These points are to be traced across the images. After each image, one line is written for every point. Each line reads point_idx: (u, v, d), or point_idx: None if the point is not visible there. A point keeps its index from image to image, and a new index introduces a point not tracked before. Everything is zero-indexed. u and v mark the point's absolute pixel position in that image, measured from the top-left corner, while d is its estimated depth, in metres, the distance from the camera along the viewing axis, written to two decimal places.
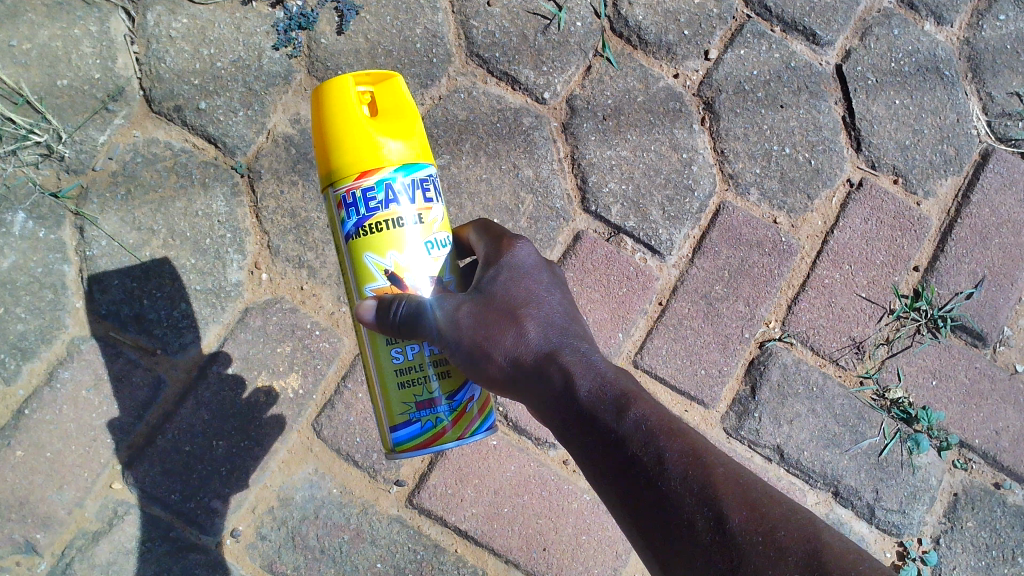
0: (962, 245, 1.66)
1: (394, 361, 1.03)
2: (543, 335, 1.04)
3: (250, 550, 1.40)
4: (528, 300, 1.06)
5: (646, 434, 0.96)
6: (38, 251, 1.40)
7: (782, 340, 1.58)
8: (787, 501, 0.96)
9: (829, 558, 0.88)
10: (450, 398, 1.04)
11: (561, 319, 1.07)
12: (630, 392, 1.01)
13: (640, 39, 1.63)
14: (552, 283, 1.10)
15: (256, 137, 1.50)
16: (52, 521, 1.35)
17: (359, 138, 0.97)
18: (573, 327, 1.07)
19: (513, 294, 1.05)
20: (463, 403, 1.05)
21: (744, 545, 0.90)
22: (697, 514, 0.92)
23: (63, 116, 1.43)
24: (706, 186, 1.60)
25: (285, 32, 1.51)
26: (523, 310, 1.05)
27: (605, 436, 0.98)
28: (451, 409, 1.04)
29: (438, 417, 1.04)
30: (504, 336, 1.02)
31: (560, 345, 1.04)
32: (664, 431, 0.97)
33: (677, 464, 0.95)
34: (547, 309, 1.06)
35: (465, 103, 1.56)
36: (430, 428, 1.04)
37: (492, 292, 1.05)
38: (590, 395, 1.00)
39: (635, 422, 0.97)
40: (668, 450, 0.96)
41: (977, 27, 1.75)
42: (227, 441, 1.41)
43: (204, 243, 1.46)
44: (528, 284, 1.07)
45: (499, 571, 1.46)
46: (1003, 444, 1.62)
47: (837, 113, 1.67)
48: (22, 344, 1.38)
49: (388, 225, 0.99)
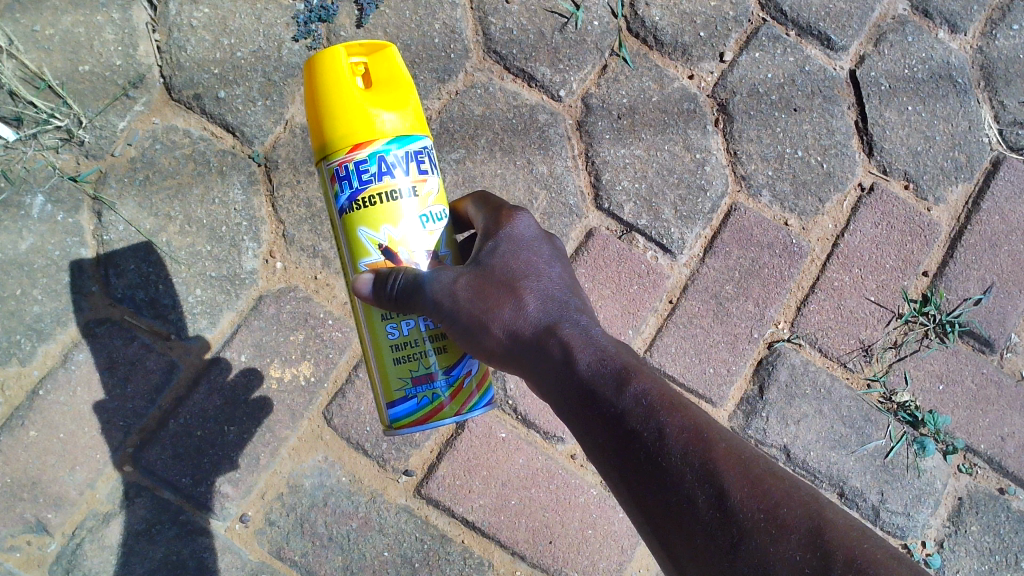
0: (972, 251, 1.67)
1: (389, 336, 1.04)
2: (543, 308, 1.05)
3: (259, 535, 1.41)
4: (527, 273, 1.07)
5: (646, 409, 0.96)
6: (56, 234, 1.42)
7: (791, 341, 1.60)
8: (791, 476, 0.95)
9: (831, 536, 0.87)
10: (446, 373, 1.05)
11: (560, 292, 1.08)
12: (631, 366, 1.01)
13: (657, 40, 1.64)
14: (552, 256, 1.11)
15: (274, 127, 1.51)
16: (63, 501, 1.36)
17: (352, 111, 0.97)
18: (573, 301, 1.08)
19: (512, 266, 1.06)
20: (460, 378, 1.06)
21: (745, 522, 0.89)
22: (699, 490, 0.92)
23: (84, 101, 1.44)
24: (719, 186, 1.61)
25: (305, 24, 1.53)
26: (523, 282, 1.06)
27: (606, 411, 0.97)
28: (448, 385, 1.05)
29: (435, 392, 1.05)
30: (502, 309, 1.03)
31: (559, 318, 1.04)
32: (664, 406, 0.96)
33: (678, 440, 0.94)
34: (546, 283, 1.07)
35: (481, 98, 1.57)
36: (426, 404, 1.05)
37: (490, 264, 1.06)
38: (590, 369, 1.00)
39: (635, 397, 0.97)
40: (669, 426, 0.95)
41: (991, 36, 1.76)
42: (238, 426, 1.42)
43: (219, 230, 1.47)
44: (527, 257, 1.08)
45: (506, 563, 1.47)
46: (1008, 449, 1.63)
47: (850, 118, 1.68)
48: (38, 325, 1.40)
49: (382, 198, 0.99)
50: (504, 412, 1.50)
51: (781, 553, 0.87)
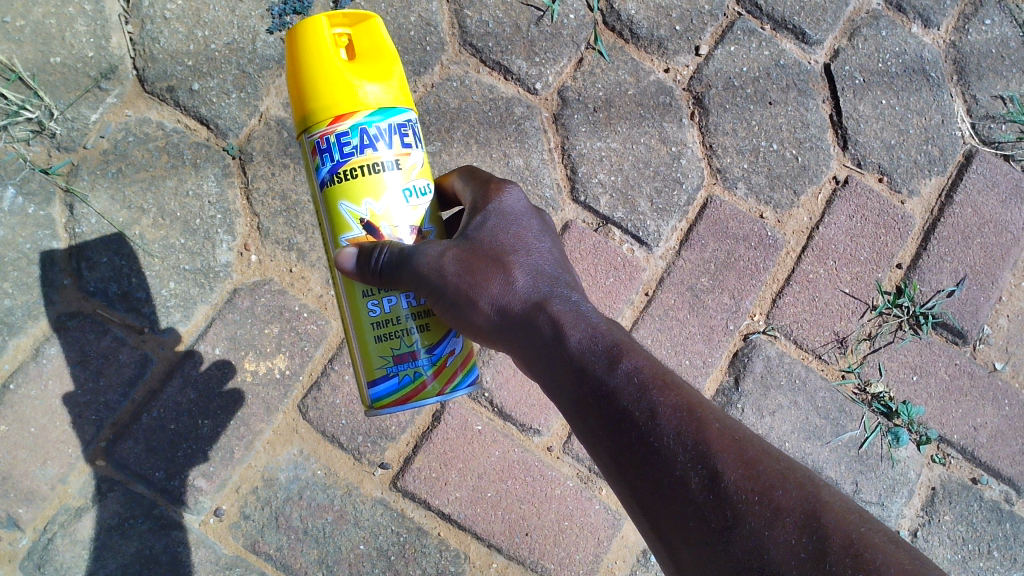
0: (944, 244, 1.69)
1: (371, 313, 1.03)
2: (532, 283, 1.05)
3: (233, 529, 1.40)
4: (516, 247, 1.07)
5: (638, 387, 0.96)
6: (27, 226, 1.40)
7: (766, 333, 1.61)
8: (787, 458, 0.94)
9: (828, 520, 0.86)
10: (429, 351, 1.05)
11: (550, 268, 1.08)
12: (622, 343, 1.01)
13: (633, 33, 1.65)
14: (541, 231, 1.11)
15: (248, 119, 1.50)
16: (35, 495, 1.35)
17: (335, 81, 0.96)
18: (563, 277, 1.09)
19: (501, 241, 1.07)
20: (443, 357, 1.06)
21: (740, 505, 0.88)
22: (691, 471, 0.91)
23: (56, 93, 1.43)
24: (694, 179, 1.62)
25: (280, 16, 1.52)
26: (511, 257, 1.06)
27: (597, 388, 0.97)
28: (431, 363, 1.05)
29: (418, 371, 1.05)
30: (490, 283, 1.04)
31: (549, 294, 1.05)
32: (657, 384, 0.96)
33: (671, 420, 0.94)
34: (535, 258, 1.08)
35: (457, 91, 1.57)
36: (409, 382, 1.05)
37: (479, 238, 1.06)
38: (581, 345, 1.00)
39: (627, 374, 0.97)
40: (661, 404, 0.95)
41: (964, 30, 1.78)
42: (213, 420, 1.42)
43: (193, 223, 1.46)
44: (516, 231, 1.09)
45: (482, 555, 1.47)
46: (981, 439, 1.65)
47: (825, 111, 1.69)
48: (8, 319, 1.38)
49: (364, 171, 0.99)
50: (479, 405, 1.50)
51: (776, 537, 0.86)
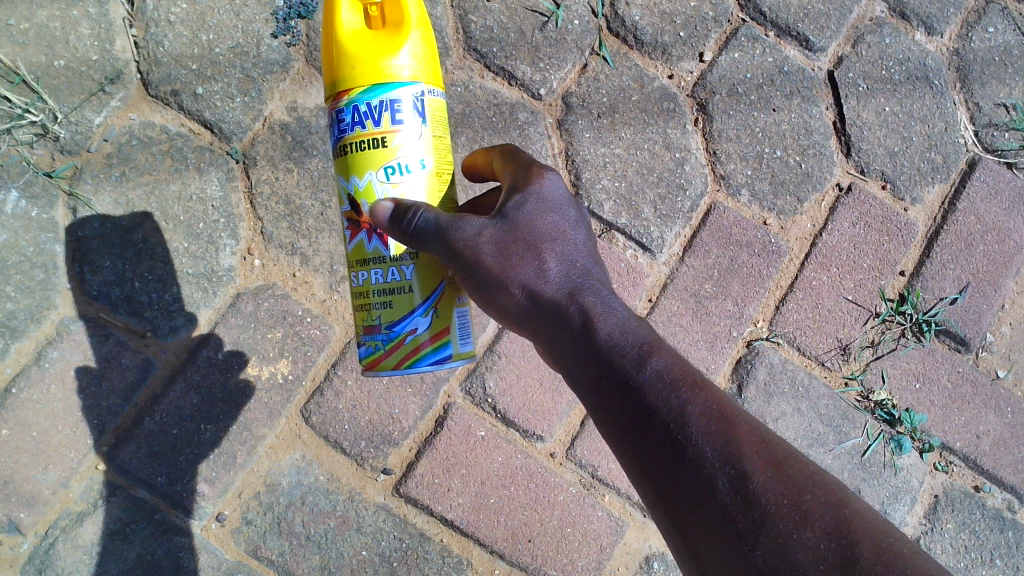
0: (947, 251, 1.69)
1: (375, 277, 1.03)
2: (565, 273, 1.05)
3: (235, 534, 1.40)
4: (553, 235, 1.06)
5: (668, 384, 0.96)
6: (31, 230, 1.40)
7: (769, 340, 1.61)
8: (814, 466, 0.94)
9: (858, 527, 0.86)
10: (431, 318, 1.04)
11: (584, 259, 1.07)
12: (653, 342, 1.00)
13: (637, 39, 1.65)
14: (579, 221, 1.10)
15: (252, 123, 1.50)
16: (37, 500, 1.34)
17: (353, 59, 0.97)
18: (596, 270, 1.08)
19: (538, 225, 1.05)
20: (445, 324, 1.05)
21: (769, 508, 0.88)
22: (719, 472, 0.91)
23: (60, 96, 1.42)
24: (698, 186, 1.62)
25: (285, 20, 1.52)
26: (547, 244, 1.05)
27: (626, 383, 0.97)
28: (432, 329, 1.05)
29: (418, 336, 1.04)
30: (523, 267, 1.03)
31: (582, 285, 1.04)
32: (686, 383, 0.96)
33: (700, 419, 0.93)
34: (571, 247, 1.07)
35: (461, 96, 1.57)
36: (409, 347, 1.04)
37: (519, 218, 1.04)
38: (611, 340, 0.99)
39: (657, 372, 0.97)
40: (691, 404, 0.95)
41: (967, 38, 1.78)
42: (215, 425, 1.41)
43: (197, 227, 1.46)
44: (555, 218, 1.07)
45: (484, 561, 1.47)
46: (984, 447, 1.65)
47: (828, 118, 1.69)
48: (11, 323, 1.38)
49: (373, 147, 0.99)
50: (483, 411, 1.50)
51: (803, 542, 0.86)
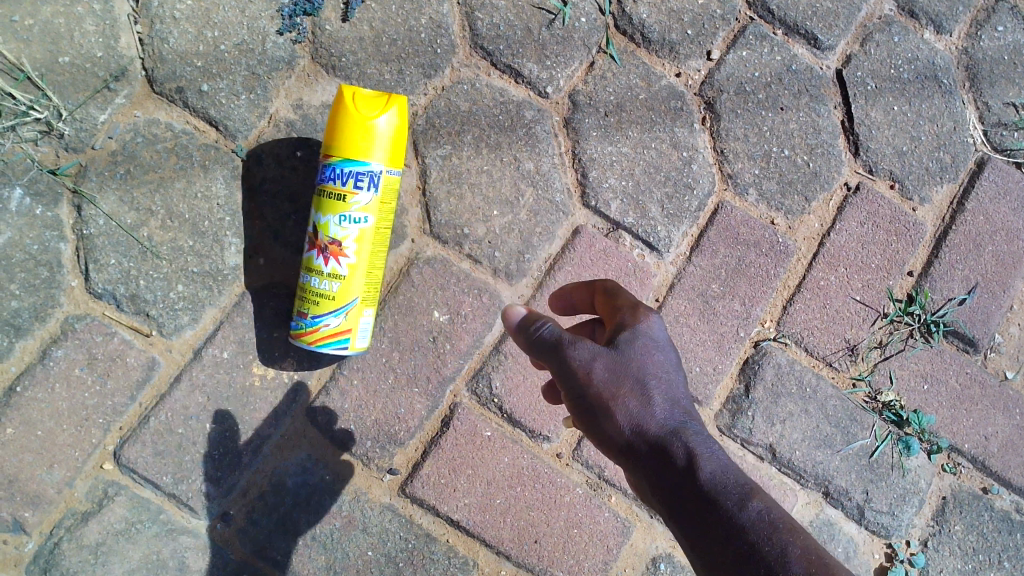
0: (956, 252, 1.68)
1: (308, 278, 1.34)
2: (670, 410, 1.04)
3: (241, 535, 1.39)
4: (659, 371, 1.06)
5: (769, 525, 0.94)
6: (35, 228, 1.39)
7: (777, 340, 1.60)
8: None
9: None
10: (309, 317, 1.33)
11: (686, 399, 1.08)
12: (753, 486, 0.99)
13: (644, 37, 1.64)
14: (678, 362, 1.11)
15: (257, 121, 1.49)
16: (41, 499, 1.34)
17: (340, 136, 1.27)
18: (694, 411, 1.08)
19: (647, 363, 1.06)
20: (317, 324, 1.33)
21: None
22: None
23: (64, 93, 1.41)
24: (706, 185, 1.61)
25: (290, 17, 1.51)
26: (653, 380, 1.05)
27: (726, 521, 0.95)
28: (308, 324, 1.33)
29: (308, 326, 1.33)
30: (630, 400, 1.03)
31: (684, 424, 1.04)
32: (786, 525, 0.95)
33: (800, 559, 0.91)
34: (673, 385, 1.07)
35: (468, 94, 1.56)
36: (313, 333, 1.33)
37: (631, 351, 1.06)
38: (714, 479, 0.98)
39: (758, 513, 0.95)
40: (791, 544, 0.93)
41: (976, 37, 1.77)
42: (220, 424, 1.41)
43: (202, 225, 1.45)
44: (660, 357, 1.07)
45: (490, 562, 1.47)
46: (992, 449, 1.64)
47: (836, 117, 1.68)
48: (15, 321, 1.37)
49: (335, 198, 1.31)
50: (489, 411, 1.49)
51: None
